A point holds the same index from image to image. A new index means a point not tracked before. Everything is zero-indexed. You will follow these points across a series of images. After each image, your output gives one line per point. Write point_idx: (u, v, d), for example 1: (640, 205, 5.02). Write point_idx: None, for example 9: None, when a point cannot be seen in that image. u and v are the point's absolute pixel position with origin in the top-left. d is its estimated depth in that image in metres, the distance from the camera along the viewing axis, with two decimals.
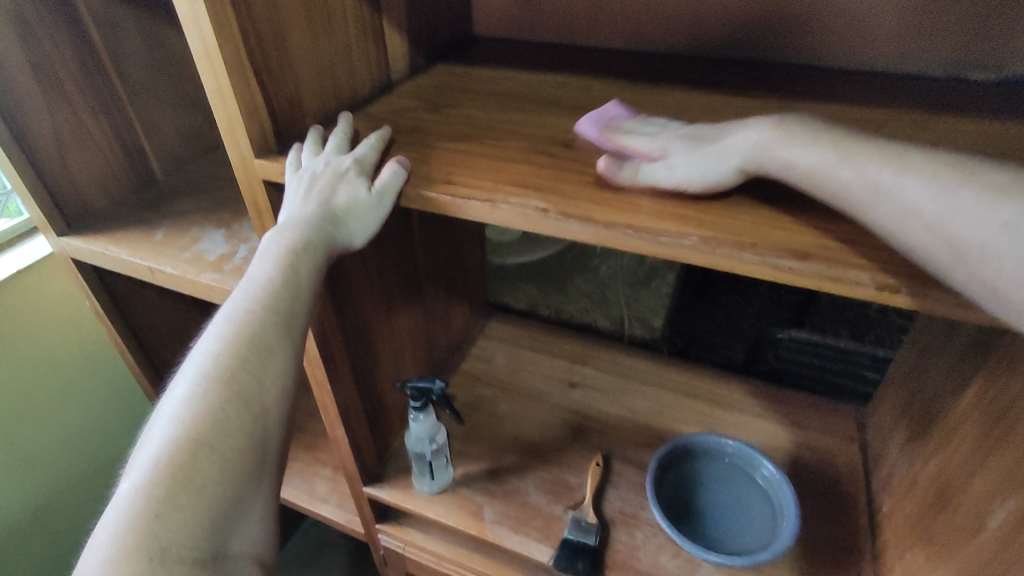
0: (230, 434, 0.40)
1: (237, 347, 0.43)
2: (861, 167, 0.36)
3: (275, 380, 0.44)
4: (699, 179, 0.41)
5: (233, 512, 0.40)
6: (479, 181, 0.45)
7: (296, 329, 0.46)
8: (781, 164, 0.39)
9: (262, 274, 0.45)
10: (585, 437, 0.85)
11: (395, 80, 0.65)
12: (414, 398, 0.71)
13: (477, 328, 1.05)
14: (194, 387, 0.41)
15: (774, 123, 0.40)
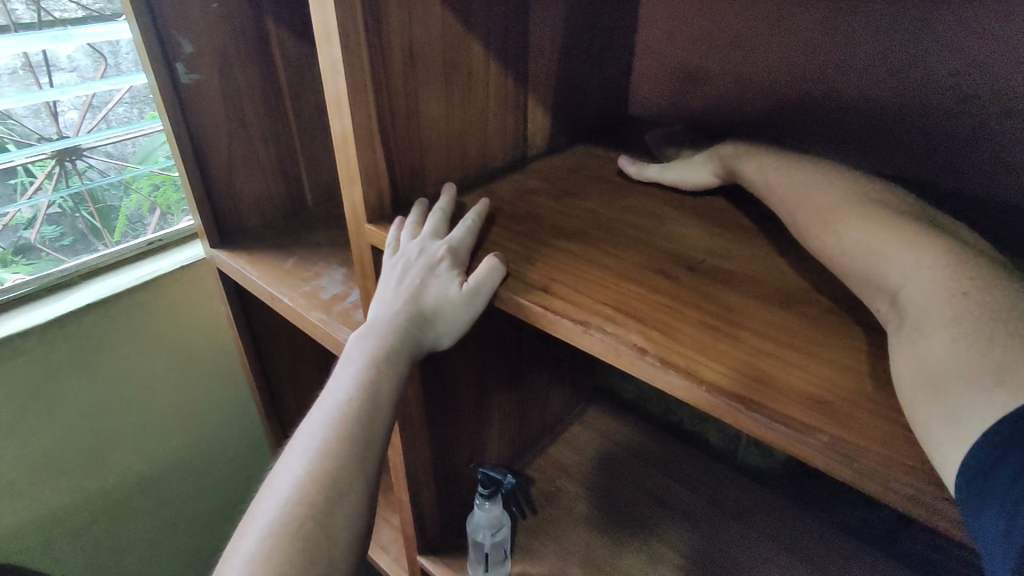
0: (300, 572, 0.37)
1: (309, 487, 0.40)
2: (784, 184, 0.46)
3: (350, 510, 0.40)
4: (685, 178, 0.54)
5: None
6: (579, 294, 0.40)
7: (371, 459, 0.43)
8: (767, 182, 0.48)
9: (346, 381, 0.45)
10: (664, 570, 0.74)
11: (529, 158, 0.63)
12: (484, 484, 0.66)
13: (576, 412, 0.98)
14: (261, 538, 0.38)
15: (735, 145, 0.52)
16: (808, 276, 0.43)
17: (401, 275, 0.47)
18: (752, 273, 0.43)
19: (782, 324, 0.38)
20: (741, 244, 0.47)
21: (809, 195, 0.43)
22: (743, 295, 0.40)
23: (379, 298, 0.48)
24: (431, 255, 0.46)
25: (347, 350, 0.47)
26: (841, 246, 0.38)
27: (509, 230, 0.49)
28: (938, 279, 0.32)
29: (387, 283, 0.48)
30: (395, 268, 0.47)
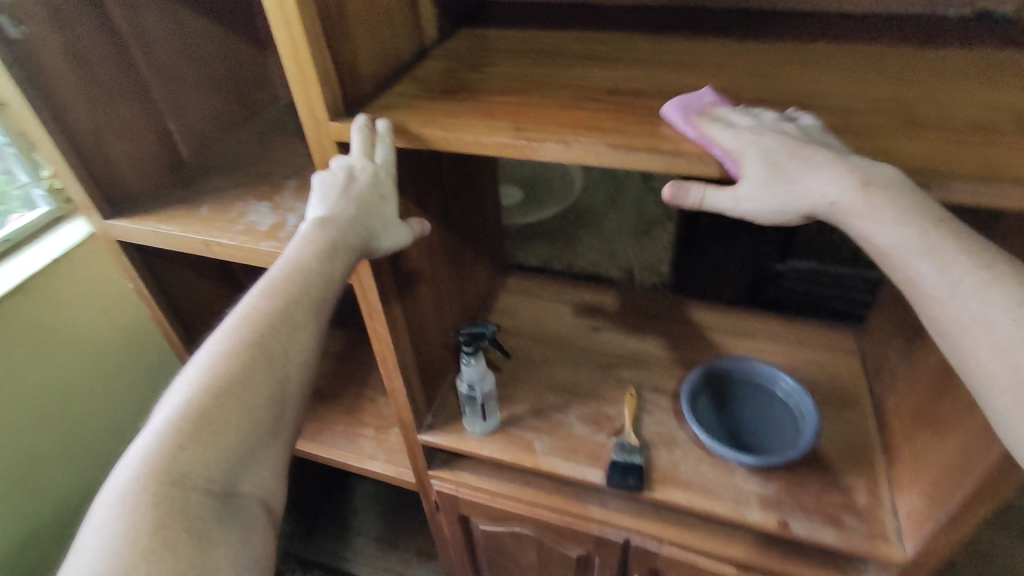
0: (253, 393, 0.49)
1: (269, 318, 0.51)
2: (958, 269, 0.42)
3: (303, 342, 0.52)
4: (763, 215, 0.46)
5: (247, 459, 0.49)
6: (547, 125, 0.50)
7: (323, 313, 0.54)
8: (920, 255, 0.43)
9: (296, 257, 0.53)
10: (614, 372, 0.92)
11: (428, 48, 0.68)
12: (467, 343, 0.76)
13: (498, 283, 1.09)
14: (227, 344, 0.50)
15: (867, 188, 0.42)
16: (694, 78, 0.56)
17: (343, 180, 0.55)
18: (653, 87, 0.55)
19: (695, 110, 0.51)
20: (634, 70, 0.59)
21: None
22: (659, 99, 0.53)
23: (320, 191, 0.56)
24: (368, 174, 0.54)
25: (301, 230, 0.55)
26: None
27: (458, 99, 0.56)
28: None
29: (327, 180, 0.56)
30: (337, 171, 0.55)
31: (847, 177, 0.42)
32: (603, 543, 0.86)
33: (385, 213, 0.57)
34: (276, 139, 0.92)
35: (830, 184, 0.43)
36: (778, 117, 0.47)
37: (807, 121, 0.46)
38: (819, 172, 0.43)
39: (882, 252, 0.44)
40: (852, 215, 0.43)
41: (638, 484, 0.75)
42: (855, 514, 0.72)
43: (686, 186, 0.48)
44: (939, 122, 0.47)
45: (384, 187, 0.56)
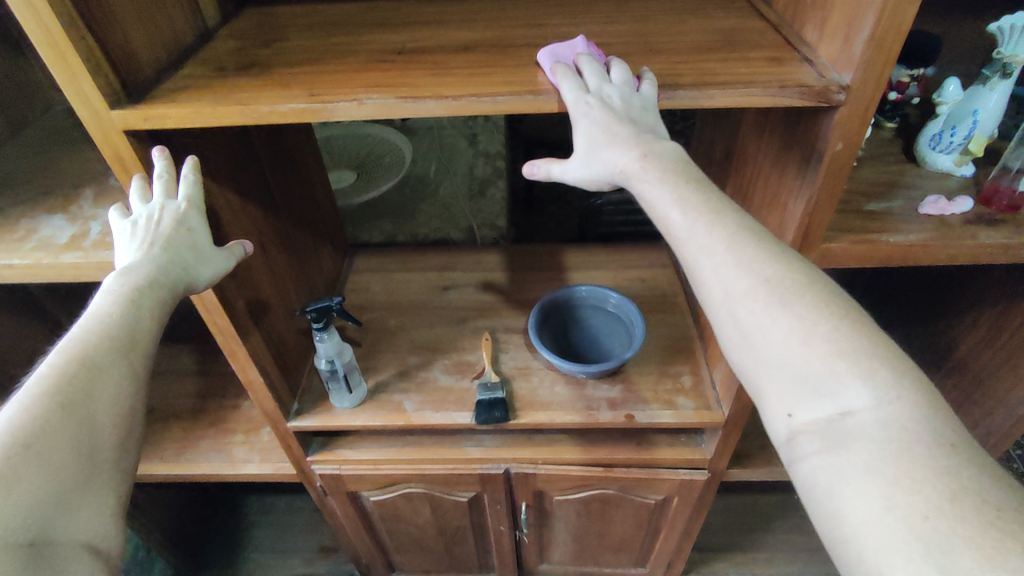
0: (58, 441, 0.44)
1: (73, 367, 0.48)
2: (702, 239, 0.49)
3: (115, 391, 0.50)
4: (579, 182, 0.56)
5: (61, 506, 0.44)
6: (338, 88, 0.52)
7: (138, 364, 0.52)
8: (679, 223, 0.50)
9: (98, 308, 0.51)
10: (469, 323, 0.98)
11: (212, 29, 0.66)
12: (316, 319, 0.77)
13: (346, 267, 1.10)
14: (24, 396, 0.45)
15: (644, 161, 0.51)
16: (475, 32, 0.61)
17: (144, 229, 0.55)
18: (439, 44, 0.60)
19: (476, 61, 0.56)
20: (421, 32, 0.63)
21: (768, 291, 0.46)
22: (443, 54, 0.58)
23: (119, 247, 0.55)
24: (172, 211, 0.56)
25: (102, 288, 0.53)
26: (772, 338, 0.45)
27: (250, 75, 0.56)
28: (869, 414, 0.41)
29: (126, 232, 0.56)
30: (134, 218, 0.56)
31: (632, 151, 0.51)
32: (487, 480, 0.93)
33: (199, 245, 0.57)
34: (59, 150, 0.83)
35: (623, 159, 0.51)
36: (613, 83, 0.52)
37: (623, 87, 0.52)
38: (616, 146, 0.52)
39: (649, 205, 0.51)
40: (634, 187, 0.52)
41: (504, 414, 0.82)
42: (684, 394, 0.85)
43: (536, 164, 0.58)
44: (668, 47, 0.56)
45: (189, 220, 0.57)
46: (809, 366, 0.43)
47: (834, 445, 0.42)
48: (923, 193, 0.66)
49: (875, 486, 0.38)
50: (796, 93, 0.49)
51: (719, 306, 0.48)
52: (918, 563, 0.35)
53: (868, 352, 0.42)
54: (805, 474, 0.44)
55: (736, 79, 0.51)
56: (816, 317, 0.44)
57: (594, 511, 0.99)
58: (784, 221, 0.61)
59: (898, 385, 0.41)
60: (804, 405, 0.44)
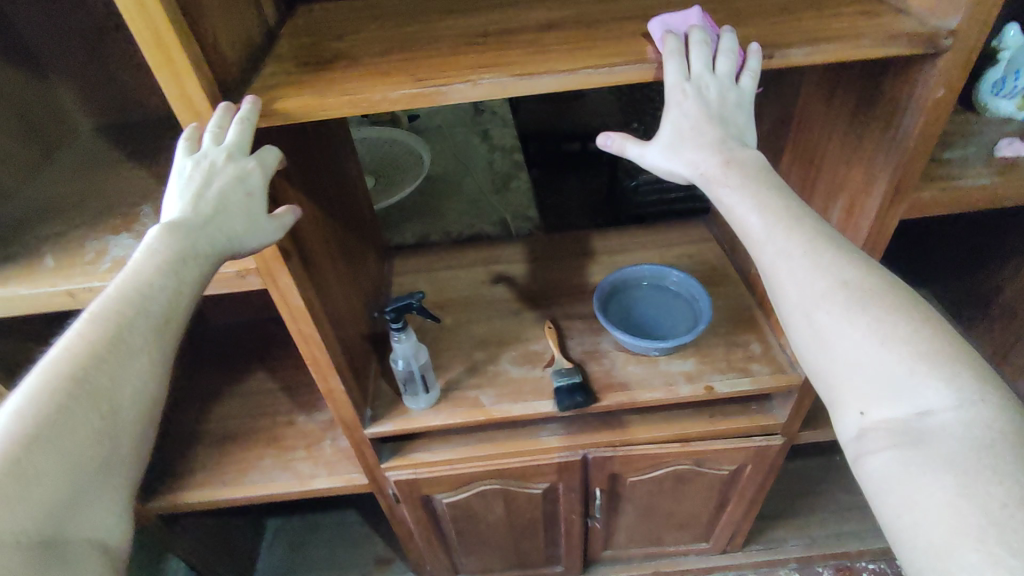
0: (73, 433, 0.43)
1: (95, 349, 0.46)
2: (774, 247, 0.50)
3: (140, 372, 0.48)
4: (654, 168, 0.57)
5: (74, 501, 0.43)
6: (446, 71, 0.51)
7: (165, 340, 0.50)
8: (754, 227, 0.51)
9: (137, 271, 0.49)
10: (527, 313, 0.97)
11: (274, 29, 0.63)
12: (395, 319, 0.75)
13: (388, 268, 1.07)
14: (41, 381, 0.43)
15: (727, 167, 0.53)
16: (554, 10, 0.60)
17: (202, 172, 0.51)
18: (521, 24, 0.58)
19: (569, 36, 0.56)
20: (496, 13, 0.61)
21: (847, 297, 0.47)
22: (532, 32, 0.57)
23: (172, 187, 0.52)
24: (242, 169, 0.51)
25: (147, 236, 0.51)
26: (847, 341, 0.47)
27: (341, 67, 0.54)
28: (946, 419, 0.42)
29: (184, 171, 0.51)
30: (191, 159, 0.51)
31: (716, 159, 0.53)
32: (564, 468, 0.92)
33: (252, 212, 0.53)
34: (99, 169, 0.80)
35: (707, 162, 0.53)
36: (715, 75, 0.52)
37: (726, 79, 0.52)
38: (705, 149, 0.53)
39: (727, 208, 0.53)
40: (711, 189, 0.54)
41: (586, 398, 0.82)
42: (756, 360, 0.86)
43: (611, 136, 0.58)
44: (757, 7, 0.56)
45: (250, 181, 0.52)
46: (889, 366, 0.45)
47: (908, 444, 0.44)
48: (991, 138, 0.68)
49: (955, 480, 0.40)
50: (904, 43, 0.49)
51: (793, 308, 0.50)
52: (993, 548, 0.37)
53: (948, 355, 0.44)
54: (874, 474, 0.45)
55: (841, 33, 0.50)
56: (894, 320, 0.46)
57: (666, 488, 1.00)
58: (873, 175, 0.62)
59: (983, 387, 0.43)
60: (880, 404, 0.45)
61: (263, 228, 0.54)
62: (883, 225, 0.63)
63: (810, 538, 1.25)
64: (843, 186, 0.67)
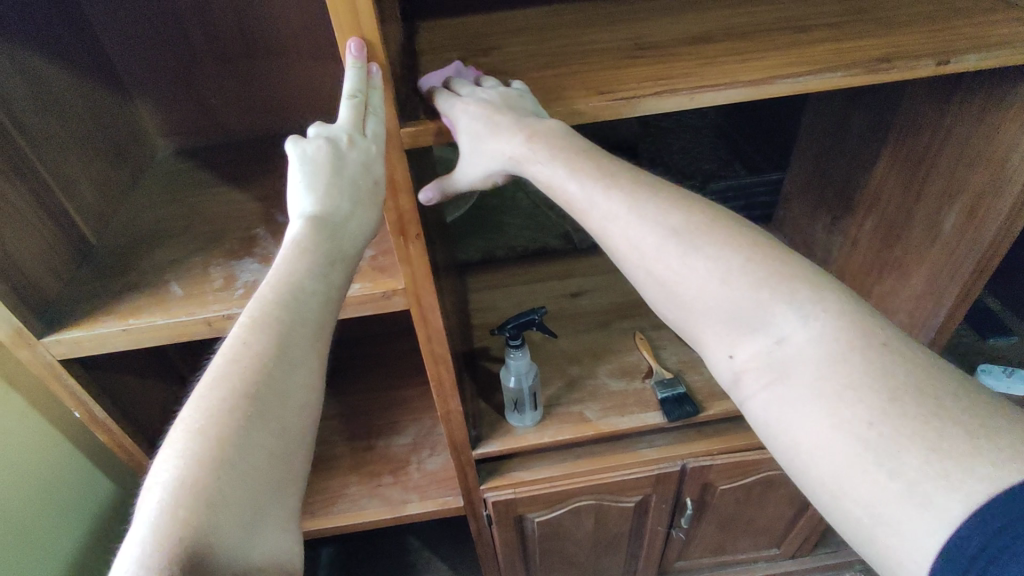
0: (252, 449, 0.39)
1: (260, 360, 0.42)
2: (596, 198, 0.49)
3: (301, 380, 0.44)
4: (489, 180, 0.54)
5: (261, 519, 0.38)
6: (625, 83, 0.51)
7: (320, 346, 0.46)
8: (575, 192, 0.50)
9: (286, 271, 0.46)
10: (614, 325, 0.96)
11: (407, 46, 0.63)
12: (514, 336, 0.74)
13: (462, 285, 1.05)
14: (214, 397, 0.40)
15: (529, 136, 0.49)
16: (692, 25, 0.62)
17: (321, 163, 0.49)
18: (669, 37, 0.59)
19: (727, 47, 0.56)
20: (635, 27, 0.62)
21: (677, 233, 0.48)
22: (684, 46, 0.57)
23: (292, 173, 0.50)
24: (365, 155, 0.48)
25: (287, 235, 0.48)
26: (696, 292, 0.48)
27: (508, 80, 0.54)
28: (817, 346, 0.44)
29: (307, 162, 0.49)
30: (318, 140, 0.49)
31: (512, 137, 0.50)
32: (663, 480, 0.91)
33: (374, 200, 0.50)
34: (194, 193, 0.77)
35: (510, 147, 0.50)
36: (487, 88, 0.52)
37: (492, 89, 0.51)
38: (497, 136, 0.50)
39: (544, 183, 0.51)
40: (524, 169, 0.51)
41: (695, 408, 0.82)
42: None
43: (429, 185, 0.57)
44: (906, 16, 0.58)
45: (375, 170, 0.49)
46: (735, 301, 0.46)
47: (781, 378, 0.45)
48: None
49: (826, 412, 0.42)
50: None
51: (635, 269, 0.50)
52: (875, 474, 0.40)
53: (783, 275, 0.46)
54: (756, 413, 0.47)
55: (1007, 38, 0.52)
56: (727, 252, 0.47)
57: (753, 495, 1.00)
58: (1005, 176, 0.63)
59: (824, 302, 0.45)
60: (742, 343, 0.47)
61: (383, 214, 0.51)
62: (1013, 225, 0.65)
63: None
64: (963, 189, 0.69)
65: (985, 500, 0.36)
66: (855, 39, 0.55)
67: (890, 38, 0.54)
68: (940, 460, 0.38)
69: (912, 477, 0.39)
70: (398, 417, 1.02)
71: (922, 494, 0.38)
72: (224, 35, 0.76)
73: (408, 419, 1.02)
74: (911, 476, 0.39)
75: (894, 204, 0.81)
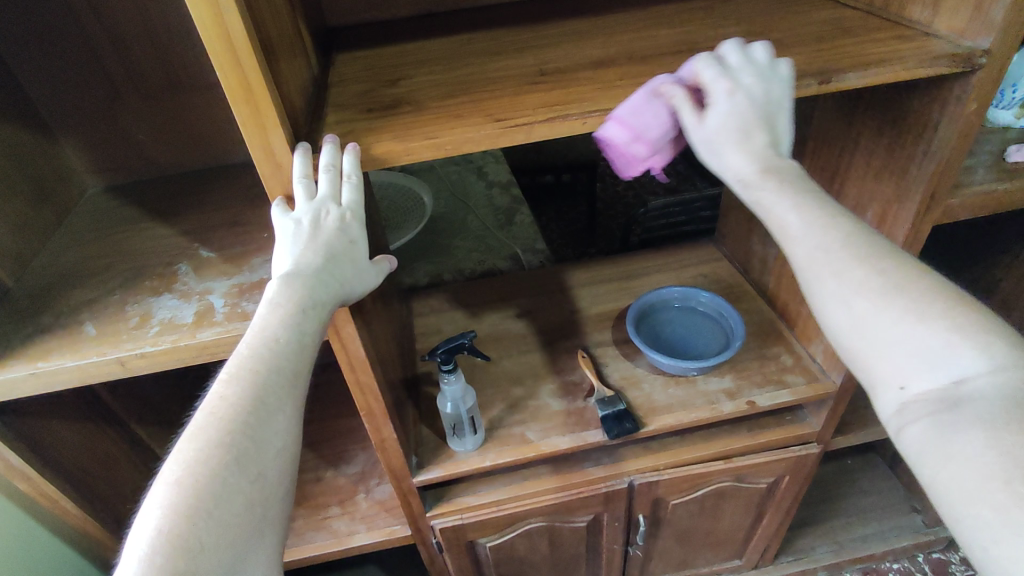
0: (229, 500, 0.40)
1: (238, 411, 0.43)
2: (809, 227, 0.50)
3: (280, 428, 0.44)
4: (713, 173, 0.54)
5: (238, 566, 0.39)
6: (521, 110, 0.53)
7: (301, 393, 0.47)
8: (785, 220, 0.51)
9: (263, 327, 0.46)
10: (558, 344, 0.97)
11: (319, 78, 0.64)
12: (446, 360, 0.75)
13: (407, 310, 1.05)
14: (197, 449, 0.41)
15: (761, 167, 0.52)
16: (596, 51, 0.63)
17: (305, 232, 0.49)
18: (571, 63, 0.61)
19: (628, 71, 0.58)
20: (541, 54, 0.64)
21: (883, 274, 0.48)
22: (586, 71, 0.59)
23: (280, 244, 0.50)
24: (339, 219, 0.50)
25: (264, 293, 0.48)
26: (894, 331, 0.47)
27: (409, 111, 0.56)
28: (1000, 382, 0.43)
29: (290, 232, 0.49)
30: (305, 215, 0.49)
31: (748, 160, 0.52)
32: (611, 498, 0.91)
33: (356, 259, 0.52)
34: (120, 229, 0.76)
35: (744, 169, 0.52)
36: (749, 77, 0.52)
37: (761, 70, 0.52)
38: (733, 154, 0.52)
39: (764, 212, 0.52)
40: (752, 196, 0.52)
41: (635, 424, 0.82)
42: (790, 372, 0.89)
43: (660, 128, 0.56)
44: (796, 37, 0.61)
45: (352, 232, 0.51)
46: (928, 340, 0.45)
47: (947, 411, 0.44)
48: (996, 146, 0.74)
49: (988, 441, 0.41)
50: (946, 62, 0.54)
51: (829, 296, 0.50)
52: (1020, 491, 0.38)
53: (983, 327, 0.45)
54: (913, 445, 0.46)
55: (886, 57, 0.55)
56: (929, 299, 0.47)
57: (706, 508, 1.00)
58: (907, 185, 0.66)
59: (1017, 353, 0.44)
60: (918, 376, 0.46)
61: (367, 270, 0.54)
62: (918, 232, 0.67)
63: (835, 544, 1.27)
64: (873, 200, 0.71)
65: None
66: None
67: (777, 57, 0.57)
68: None
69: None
70: (348, 446, 1.01)
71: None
72: (146, 74, 0.76)
73: (357, 448, 1.01)
74: None
75: None
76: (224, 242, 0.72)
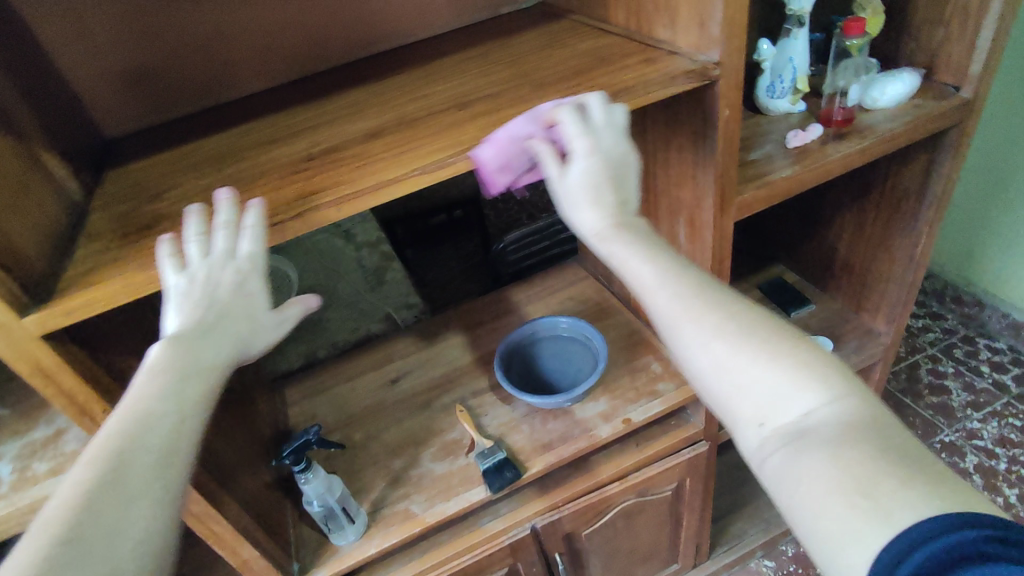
0: None
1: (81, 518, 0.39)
2: (661, 281, 0.50)
3: (135, 533, 0.41)
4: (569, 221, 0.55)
5: None
6: (276, 208, 0.51)
7: (166, 489, 0.43)
8: (641, 276, 0.50)
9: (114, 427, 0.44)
10: (435, 403, 0.95)
11: (82, 202, 0.60)
12: (295, 461, 0.73)
13: (279, 401, 1.00)
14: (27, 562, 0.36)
15: (616, 226, 0.52)
16: (369, 122, 0.62)
17: (188, 295, 0.47)
18: (342, 141, 0.60)
19: (393, 140, 0.57)
20: (316, 134, 0.62)
21: (730, 317, 0.48)
22: (354, 147, 0.58)
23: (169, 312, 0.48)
24: (237, 270, 0.49)
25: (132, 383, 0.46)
26: (744, 377, 0.46)
27: (165, 227, 0.52)
28: (843, 409, 0.43)
29: (174, 295, 0.48)
30: (190, 275, 0.48)
31: (596, 220, 0.52)
32: (518, 547, 0.89)
33: (253, 313, 0.51)
34: None
35: (593, 226, 0.52)
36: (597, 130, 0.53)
37: (611, 127, 0.54)
38: (586, 214, 0.53)
39: (619, 266, 0.52)
40: (603, 250, 0.52)
41: (516, 471, 0.80)
42: (660, 379, 0.90)
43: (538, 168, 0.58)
44: (558, 74, 0.62)
45: (249, 283, 0.50)
46: (772, 380, 0.45)
47: (796, 442, 0.43)
48: (780, 133, 0.78)
49: (831, 461, 0.41)
50: (684, 80, 0.57)
51: (685, 341, 0.49)
52: (857, 502, 0.39)
53: (820, 362, 0.45)
54: (772, 478, 0.45)
55: (630, 84, 0.57)
56: (772, 339, 0.47)
57: (621, 528, 0.99)
58: (700, 191, 0.68)
59: (848, 383, 0.44)
60: (771, 413, 0.45)
61: (273, 321, 0.53)
62: (722, 231, 0.69)
63: (763, 522, 1.30)
64: (680, 208, 0.73)
65: (930, 516, 0.37)
66: (510, 108, 0.58)
67: (533, 101, 0.58)
68: (906, 495, 0.38)
69: (878, 499, 0.38)
70: None
71: (883, 511, 0.38)
72: None
73: None
74: (892, 514, 0.38)
75: (645, 226, 0.85)
76: (22, 393, 0.65)
